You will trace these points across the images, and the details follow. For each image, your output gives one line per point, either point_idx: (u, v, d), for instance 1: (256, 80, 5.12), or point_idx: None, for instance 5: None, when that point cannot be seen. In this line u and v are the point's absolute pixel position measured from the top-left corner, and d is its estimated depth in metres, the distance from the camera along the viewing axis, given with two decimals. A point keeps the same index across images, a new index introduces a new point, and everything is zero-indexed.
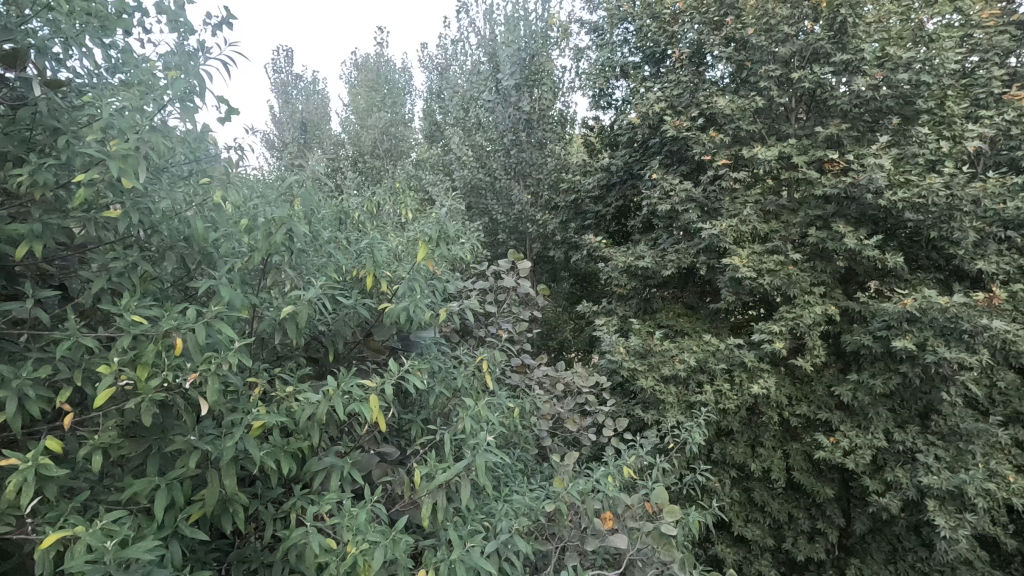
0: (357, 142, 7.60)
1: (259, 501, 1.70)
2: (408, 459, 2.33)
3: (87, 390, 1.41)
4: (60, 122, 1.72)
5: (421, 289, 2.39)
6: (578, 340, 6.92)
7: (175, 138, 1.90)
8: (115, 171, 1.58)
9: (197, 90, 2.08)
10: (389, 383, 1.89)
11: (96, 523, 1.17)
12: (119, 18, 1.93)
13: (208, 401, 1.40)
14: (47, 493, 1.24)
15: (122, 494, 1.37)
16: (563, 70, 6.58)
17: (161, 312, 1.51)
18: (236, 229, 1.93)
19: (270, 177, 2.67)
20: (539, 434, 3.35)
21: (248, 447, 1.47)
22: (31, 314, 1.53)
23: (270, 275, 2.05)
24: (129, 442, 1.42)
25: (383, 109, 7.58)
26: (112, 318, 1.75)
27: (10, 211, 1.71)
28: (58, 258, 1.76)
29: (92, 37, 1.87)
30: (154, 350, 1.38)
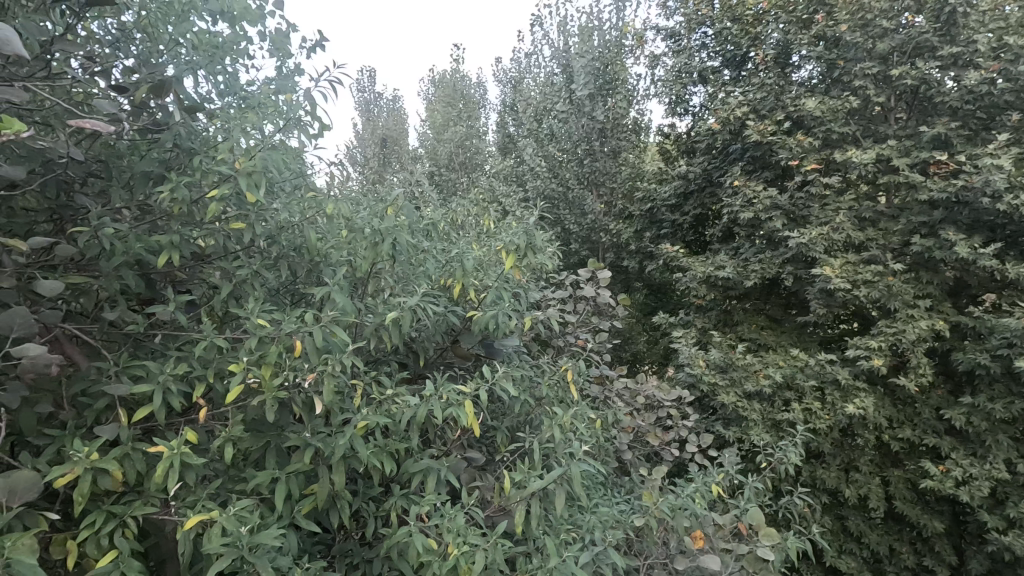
0: (433, 156, 7.78)
1: (361, 499, 1.78)
2: (494, 466, 2.36)
3: (218, 386, 1.55)
4: (195, 144, 1.92)
5: (509, 298, 2.43)
6: (653, 353, 6.72)
7: (288, 155, 2.10)
8: (243, 186, 1.75)
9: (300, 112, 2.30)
10: (483, 389, 1.93)
11: (230, 509, 1.28)
12: (231, 49, 2.19)
13: (325, 400, 1.50)
14: (187, 479, 1.37)
15: (247, 485, 1.49)
16: (637, 78, 6.51)
17: (281, 316, 1.63)
18: (342, 238, 2.07)
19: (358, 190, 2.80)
20: (619, 447, 3.28)
21: (357, 446, 1.55)
22: (168, 317, 1.69)
23: (372, 280, 2.20)
24: (253, 438, 1.53)
25: (459, 124, 7.65)
26: (234, 322, 1.91)
27: (152, 224, 1.90)
28: (189, 266, 1.94)
29: (212, 66, 2.12)
30: (278, 350, 1.50)
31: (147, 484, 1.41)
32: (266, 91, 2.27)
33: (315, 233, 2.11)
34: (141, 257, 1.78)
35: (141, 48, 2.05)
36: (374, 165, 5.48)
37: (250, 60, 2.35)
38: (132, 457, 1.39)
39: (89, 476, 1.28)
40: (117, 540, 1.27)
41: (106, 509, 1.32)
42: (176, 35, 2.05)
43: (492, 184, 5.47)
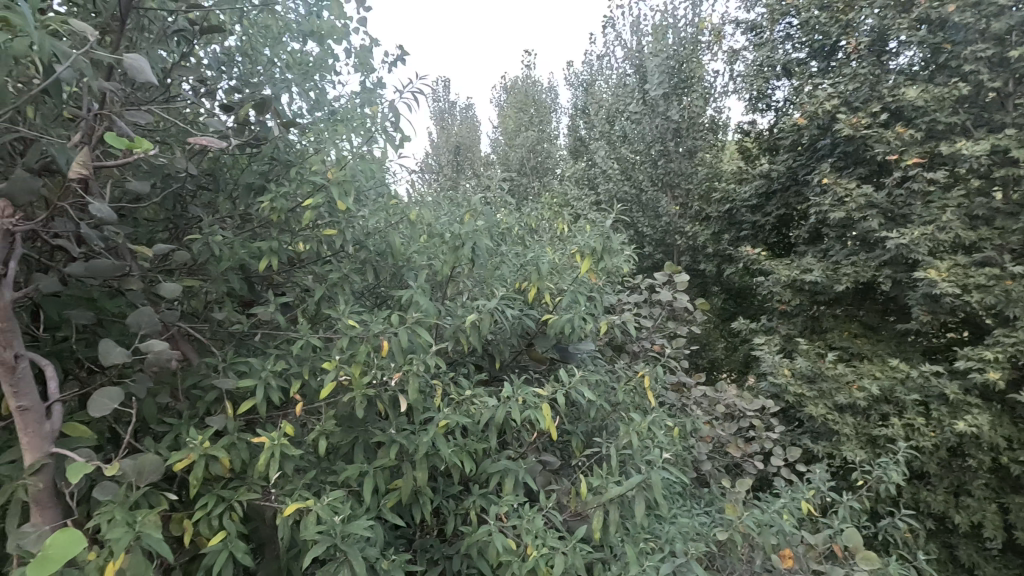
0: (505, 162, 7.71)
1: (441, 497, 1.83)
2: (569, 470, 2.35)
3: (312, 383, 1.65)
4: (291, 156, 2.07)
5: (584, 302, 2.42)
6: (733, 360, 6.41)
7: (374, 164, 2.22)
8: (335, 195, 1.87)
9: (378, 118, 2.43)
10: (560, 393, 1.94)
11: (325, 498, 1.37)
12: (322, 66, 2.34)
13: (410, 398, 1.57)
14: (286, 468, 1.47)
15: (338, 477, 1.58)
16: (715, 75, 6.27)
17: (368, 317, 1.72)
18: (424, 243, 2.17)
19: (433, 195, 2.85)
20: (698, 457, 3.16)
21: (439, 444, 1.61)
22: (268, 318, 1.82)
23: (452, 284, 2.28)
24: (343, 433, 1.62)
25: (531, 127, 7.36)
26: (326, 323, 2.03)
27: (254, 232, 2.06)
28: (285, 271, 2.08)
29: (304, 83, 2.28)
30: (366, 350, 1.58)
31: (250, 471, 1.52)
32: (351, 105, 2.41)
33: (400, 239, 2.21)
34: (245, 262, 1.94)
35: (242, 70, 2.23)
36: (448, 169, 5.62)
37: (336, 76, 2.51)
38: (237, 446, 1.51)
39: (202, 462, 1.41)
40: (225, 522, 1.38)
41: (216, 494, 1.44)
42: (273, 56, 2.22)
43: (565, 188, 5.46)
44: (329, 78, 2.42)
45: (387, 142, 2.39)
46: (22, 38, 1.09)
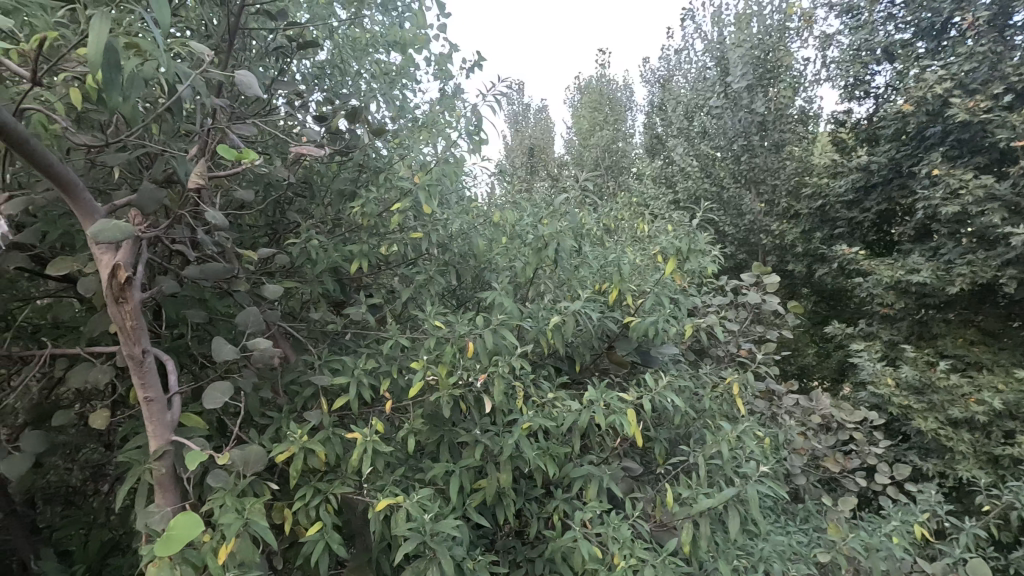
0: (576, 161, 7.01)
1: (524, 499, 1.82)
2: (653, 478, 2.27)
3: (401, 382, 1.70)
4: (380, 162, 2.15)
5: (668, 304, 2.34)
6: (826, 367, 5.96)
7: (457, 167, 2.27)
8: (422, 198, 1.93)
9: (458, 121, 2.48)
10: (646, 398, 1.88)
11: (414, 496, 1.40)
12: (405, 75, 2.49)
13: (495, 400, 1.58)
14: (378, 464, 1.52)
15: (425, 475, 1.61)
16: (805, 63, 5.84)
17: (453, 319, 1.75)
18: (506, 244, 2.18)
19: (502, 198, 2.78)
20: (791, 471, 2.96)
21: (523, 446, 1.61)
22: (359, 318, 1.90)
23: (535, 285, 2.27)
24: (430, 432, 1.65)
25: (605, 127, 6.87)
26: (412, 324, 2.09)
27: (347, 236, 2.16)
28: (374, 273, 2.17)
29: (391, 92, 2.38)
30: (453, 351, 1.60)
31: (344, 466, 1.58)
32: (434, 111, 2.49)
33: (484, 241, 2.24)
34: (337, 265, 2.03)
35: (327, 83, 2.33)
36: (521, 168, 5.58)
37: (417, 84, 2.61)
38: (332, 440, 1.57)
39: (301, 454, 1.48)
40: (322, 513, 1.44)
41: (314, 485, 1.51)
42: (363, 69, 2.39)
43: (641, 186, 5.24)
44: (411, 87, 2.52)
45: (467, 146, 2.44)
46: (150, 61, 1.21)
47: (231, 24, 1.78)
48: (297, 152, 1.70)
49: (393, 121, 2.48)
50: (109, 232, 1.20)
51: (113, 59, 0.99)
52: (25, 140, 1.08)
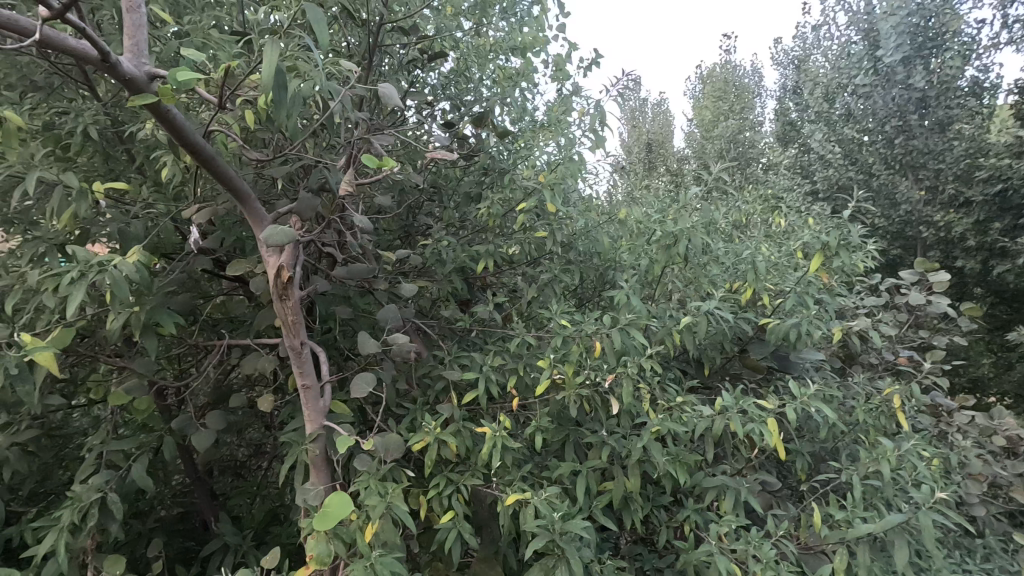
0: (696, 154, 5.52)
1: (653, 505, 1.76)
2: (795, 495, 2.07)
3: (529, 380, 1.72)
4: (505, 164, 2.20)
5: (814, 305, 2.12)
6: (1008, 382, 5.02)
7: (581, 166, 2.26)
8: (547, 198, 1.94)
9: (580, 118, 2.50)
10: (789, 407, 1.72)
11: (543, 494, 1.40)
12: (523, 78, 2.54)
13: (623, 402, 1.53)
14: (507, 459, 1.55)
15: (551, 473, 1.61)
16: (978, 25, 4.95)
17: (579, 318, 1.73)
18: (629, 242, 2.14)
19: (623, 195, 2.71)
20: (965, 501, 2.53)
21: (653, 451, 1.55)
22: (486, 316, 1.95)
23: (661, 285, 2.18)
24: (556, 431, 1.64)
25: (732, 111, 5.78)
26: (536, 323, 2.11)
27: (475, 237, 2.23)
28: (499, 272, 2.22)
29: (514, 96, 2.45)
30: (579, 351, 1.59)
31: (473, 458, 1.63)
32: (554, 111, 2.50)
33: (607, 239, 2.19)
34: (465, 264, 2.11)
35: (453, 92, 2.45)
36: (636, 161, 5.32)
37: (535, 87, 2.66)
38: (462, 434, 1.63)
39: (435, 445, 1.55)
40: (454, 503, 1.50)
41: (446, 475, 1.57)
42: (487, 77, 2.49)
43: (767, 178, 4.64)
44: (530, 91, 2.58)
45: (587, 143, 2.40)
46: (308, 81, 1.35)
47: (372, 43, 1.92)
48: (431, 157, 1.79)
49: (515, 125, 2.54)
50: (277, 237, 1.36)
51: (282, 80, 1.10)
52: (213, 158, 1.25)
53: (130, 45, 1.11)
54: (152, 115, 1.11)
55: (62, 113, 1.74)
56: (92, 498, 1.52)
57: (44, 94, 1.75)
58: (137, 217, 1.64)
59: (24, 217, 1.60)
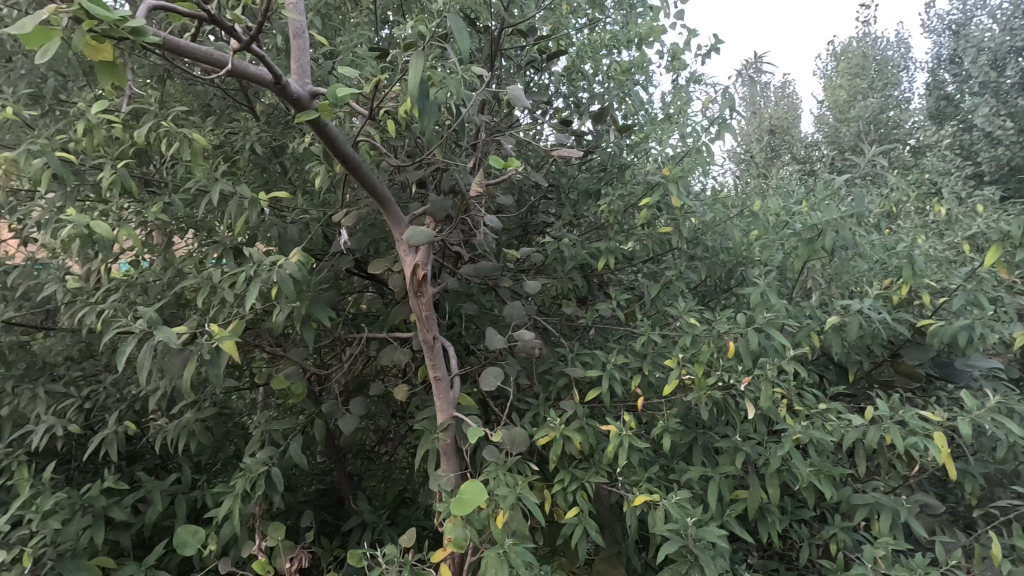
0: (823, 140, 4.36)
1: (791, 518, 1.64)
2: (965, 521, 1.81)
3: (654, 380, 1.68)
4: (625, 158, 2.15)
5: (990, 305, 1.83)
6: None
7: (705, 157, 2.14)
8: (673, 192, 1.87)
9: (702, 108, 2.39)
10: (962, 421, 1.51)
11: (673, 497, 1.36)
12: (638, 71, 2.47)
13: (761, 406, 1.44)
14: (633, 459, 1.52)
15: (679, 477, 1.56)
16: None
17: (709, 317, 1.65)
18: (757, 235, 2.01)
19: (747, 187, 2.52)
20: None
21: (795, 460, 1.44)
22: (608, 314, 1.93)
23: (797, 282, 2.00)
24: (684, 433, 1.58)
25: (866, 86, 4.31)
26: (658, 321, 2.04)
27: (594, 235, 2.21)
28: (619, 269, 2.18)
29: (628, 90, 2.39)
30: (711, 351, 1.51)
31: (598, 456, 1.62)
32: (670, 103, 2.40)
33: (735, 234, 2.06)
34: (585, 261, 2.10)
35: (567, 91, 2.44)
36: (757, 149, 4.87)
37: (649, 80, 2.57)
38: (586, 430, 1.63)
39: (561, 440, 1.56)
40: (580, 499, 1.51)
41: (571, 471, 1.58)
42: (601, 73, 2.46)
43: (923, 171, 3.43)
44: (645, 84, 2.51)
45: (707, 132, 2.26)
46: (445, 88, 1.42)
47: (493, 47, 1.97)
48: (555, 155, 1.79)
49: (629, 120, 2.48)
50: (415, 237, 1.45)
51: (425, 90, 1.18)
52: (360, 166, 1.36)
53: (295, 68, 1.26)
54: (313, 129, 1.24)
55: (232, 134, 1.98)
56: (260, 469, 1.73)
57: (217, 118, 2.01)
58: (292, 223, 1.83)
59: (205, 225, 1.85)
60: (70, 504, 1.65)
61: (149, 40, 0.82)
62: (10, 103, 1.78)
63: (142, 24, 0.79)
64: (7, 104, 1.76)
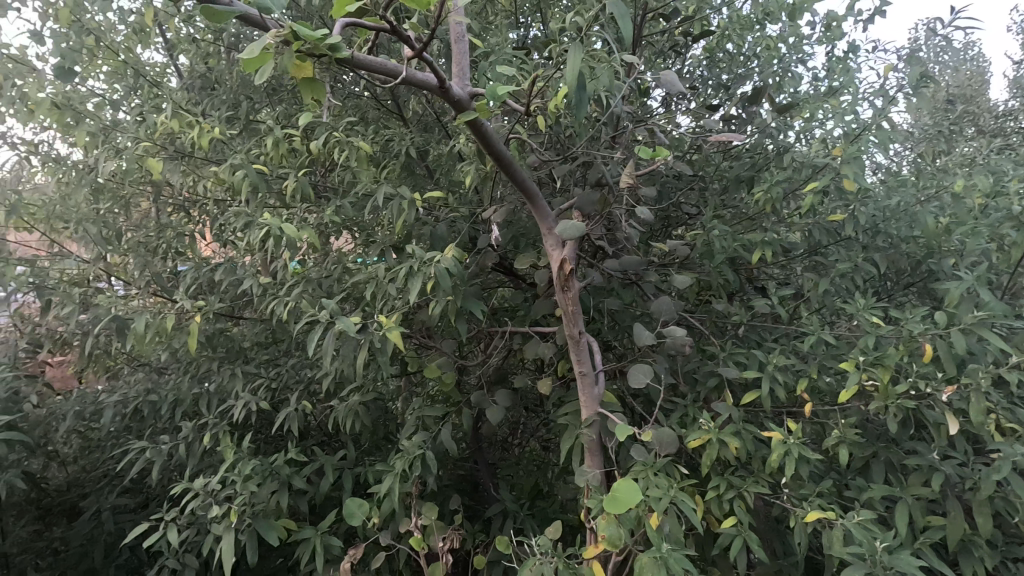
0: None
1: (1004, 555, 1.39)
2: None
3: (825, 385, 1.51)
4: (782, 141, 1.96)
5: None
6: None
7: (882, 132, 1.89)
8: (849, 174, 1.68)
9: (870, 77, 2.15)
10: None
11: (856, 517, 1.22)
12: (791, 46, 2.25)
13: (970, 421, 1.23)
14: (802, 470, 1.39)
15: (858, 495, 1.39)
16: None
17: (896, 315, 1.45)
18: (949, 223, 1.74)
19: (929, 167, 2.18)
20: None
21: (1016, 487, 1.21)
22: (768, 311, 1.78)
23: (1010, 275, 1.69)
24: (864, 445, 1.41)
25: None
26: (828, 319, 1.84)
27: (748, 226, 2.05)
28: (778, 263, 2.00)
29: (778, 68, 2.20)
30: (901, 354, 1.32)
31: (758, 464, 1.50)
32: (829, 77, 2.15)
33: (923, 221, 1.79)
34: (738, 254, 1.95)
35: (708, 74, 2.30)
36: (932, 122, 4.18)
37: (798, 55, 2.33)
38: (743, 435, 1.51)
39: (716, 444, 1.45)
40: (739, 508, 1.41)
41: (727, 478, 1.48)
42: (742, 53, 2.28)
43: None
44: (798, 60, 2.27)
45: (880, 105, 1.99)
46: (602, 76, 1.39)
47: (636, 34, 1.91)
48: (717, 141, 1.62)
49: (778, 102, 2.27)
50: (566, 230, 1.45)
51: (582, 82, 1.16)
52: (514, 163, 1.38)
53: (457, 71, 1.37)
54: (472, 130, 1.29)
55: (388, 141, 2.14)
56: (416, 452, 1.85)
57: (374, 127, 2.18)
58: (443, 221, 1.93)
59: (366, 225, 2.01)
60: (263, 471, 1.89)
61: (343, 55, 0.91)
62: (215, 124, 2.09)
63: (338, 40, 0.88)
64: (215, 125, 2.07)
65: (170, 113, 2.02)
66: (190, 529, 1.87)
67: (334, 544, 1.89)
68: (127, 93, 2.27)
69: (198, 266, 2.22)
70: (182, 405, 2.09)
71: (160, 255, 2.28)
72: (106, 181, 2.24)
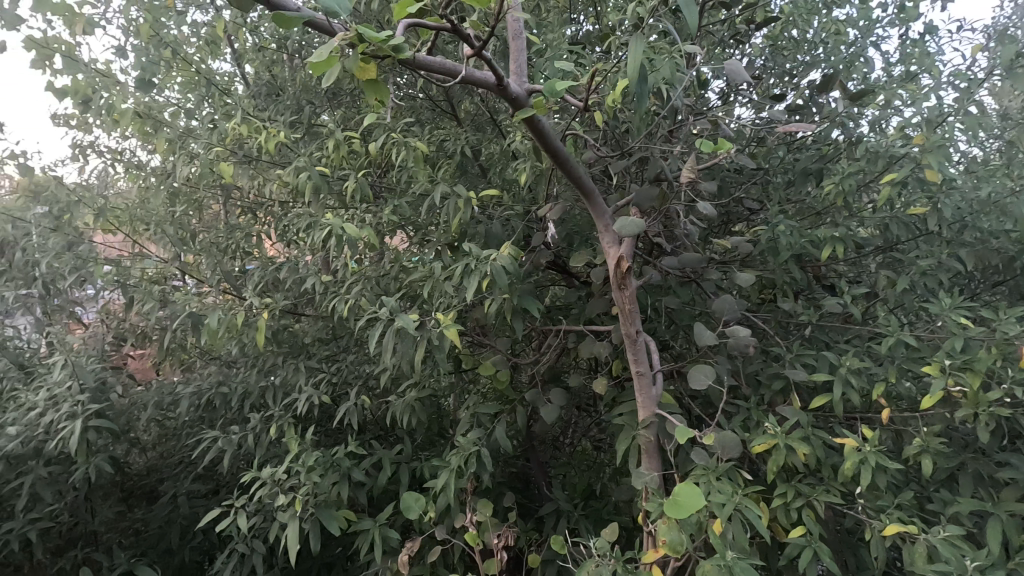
0: None
1: None
2: None
3: (904, 390, 1.42)
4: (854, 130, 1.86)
5: None
6: None
7: (967, 118, 1.75)
8: (932, 164, 1.58)
9: (952, 59, 2.00)
10: None
11: (941, 533, 1.13)
12: (861, 30, 2.12)
13: None
14: (879, 480, 1.31)
15: (942, 508, 1.30)
16: None
17: (987, 316, 1.34)
18: None
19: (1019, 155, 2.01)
20: None
21: None
22: (839, 310, 1.69)
23: None
24: (948, 455, 1.31)
25: None
26: (904, 319, 1.73)
27: (816, 221, 1.95)
28: (849, 260, 1.90)
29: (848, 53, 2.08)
30: (993, 359, 1.23)
31: (829, 472, 1.42)
32: (904, 61, 2.02)
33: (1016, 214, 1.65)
34: (806, 251, 1.86)
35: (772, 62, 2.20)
36: None
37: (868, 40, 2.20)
38: (813, 441, 1.44)
39: (784, 449, 1.38)
40: (808, 518, 1.34)
41: (795, 486, 1.41)
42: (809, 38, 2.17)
43: None
44: (869, 44, 2.14)
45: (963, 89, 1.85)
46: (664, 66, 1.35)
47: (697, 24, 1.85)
48: (784, 131, 1.52)
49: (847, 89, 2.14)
50: (624, 227, 1.42)
51: (643, 74, 1.14)
52: (571, 160, 1.37)
53: (515, 67, 1.36)
54: (528, 127, 1.28)
55: (444, 140, 2.16)
56: (472, 449, 1.87)
57: (430, 128, 2.22)
58: (498, 220, 1.94)
59: (422, 224, 2.05)
60: (326, 463, 1.96)
61: (406, 55, 0.92)
62: (281, 128, 2.18)
63: (400, 42, 0.89)
64: (280, 130, 2.16)
65: (240, 120, 2.13)
66: (257, 515, 1.96)
67: (392, 536, 1.94)
68: (199, 101, 2.39)
69: (264, 265, 2.32)
70: (250, 397, 2.20)
71: (229, 254, 2.39)
72: (182, 185, 2.40)
